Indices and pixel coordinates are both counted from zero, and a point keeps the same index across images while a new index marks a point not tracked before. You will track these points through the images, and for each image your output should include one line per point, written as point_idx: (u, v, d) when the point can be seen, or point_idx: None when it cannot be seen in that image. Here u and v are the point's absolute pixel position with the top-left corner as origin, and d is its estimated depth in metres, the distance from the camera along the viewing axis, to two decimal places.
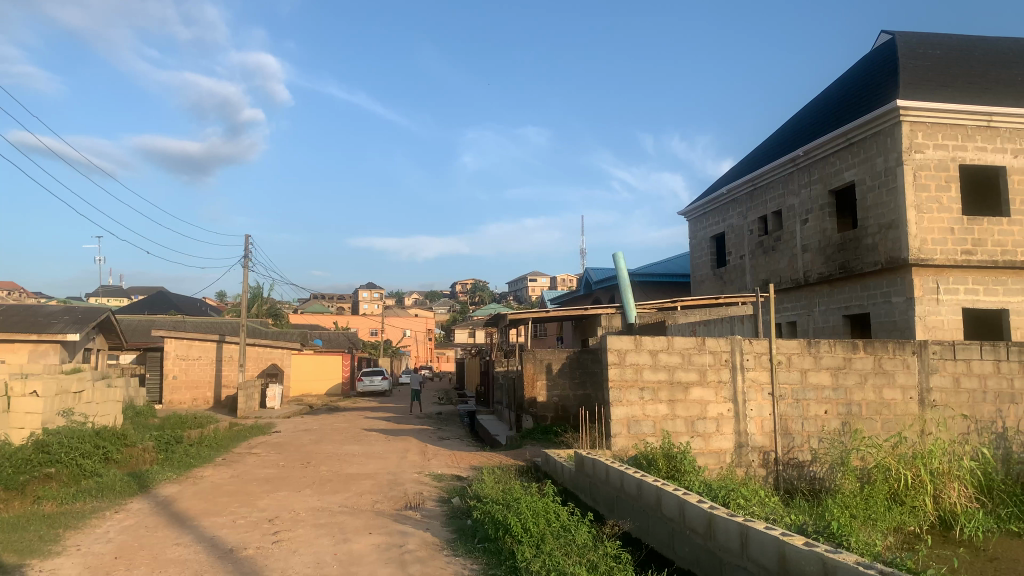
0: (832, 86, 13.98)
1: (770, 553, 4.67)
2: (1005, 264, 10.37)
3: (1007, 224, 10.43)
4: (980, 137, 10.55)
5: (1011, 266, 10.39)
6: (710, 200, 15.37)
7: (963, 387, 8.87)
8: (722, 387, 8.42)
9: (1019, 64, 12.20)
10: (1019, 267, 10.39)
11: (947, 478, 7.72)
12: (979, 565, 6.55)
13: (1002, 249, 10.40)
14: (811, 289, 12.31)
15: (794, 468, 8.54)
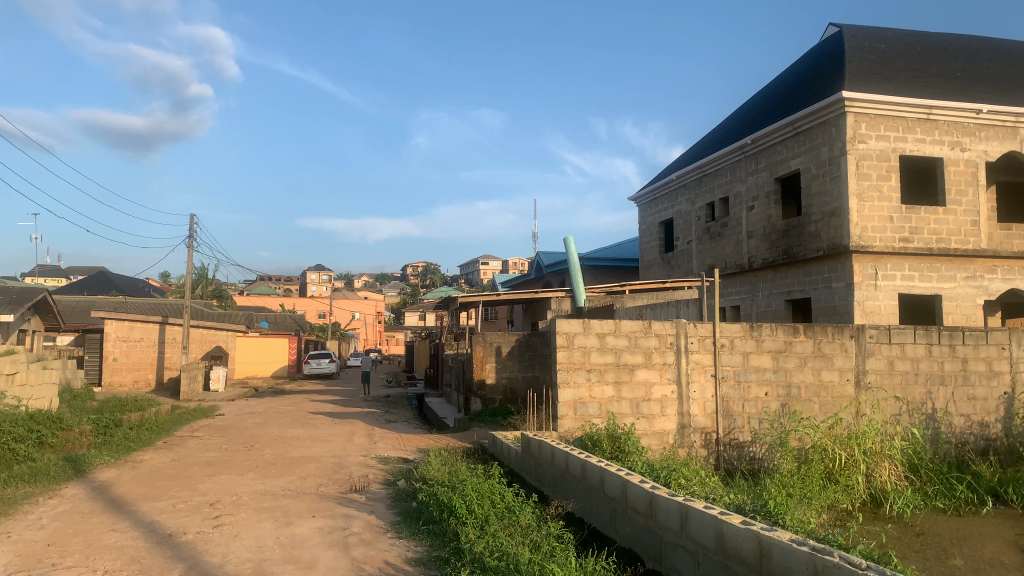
0: (780, 76, 14.20)
1: (707, 531, 4.78)
2: (939, 252, 10.71)
3: (942, 214, 10.79)
4: (920, 129, 10.82)
5: (945, 254, 10.75)
6: (659, 186, 15.54)
7: (897, 369, 9.17)
8: (666, 369, 8.57)
9: (957, 59, 12.57)
10: (952, 255, 10.76)
11: (879, 458, 8.02)
12: (907, 540, 6.82)
13: (937, 238, 10.75)
14: (755, 274, 12.57)
15: (735, 448, 8.76)
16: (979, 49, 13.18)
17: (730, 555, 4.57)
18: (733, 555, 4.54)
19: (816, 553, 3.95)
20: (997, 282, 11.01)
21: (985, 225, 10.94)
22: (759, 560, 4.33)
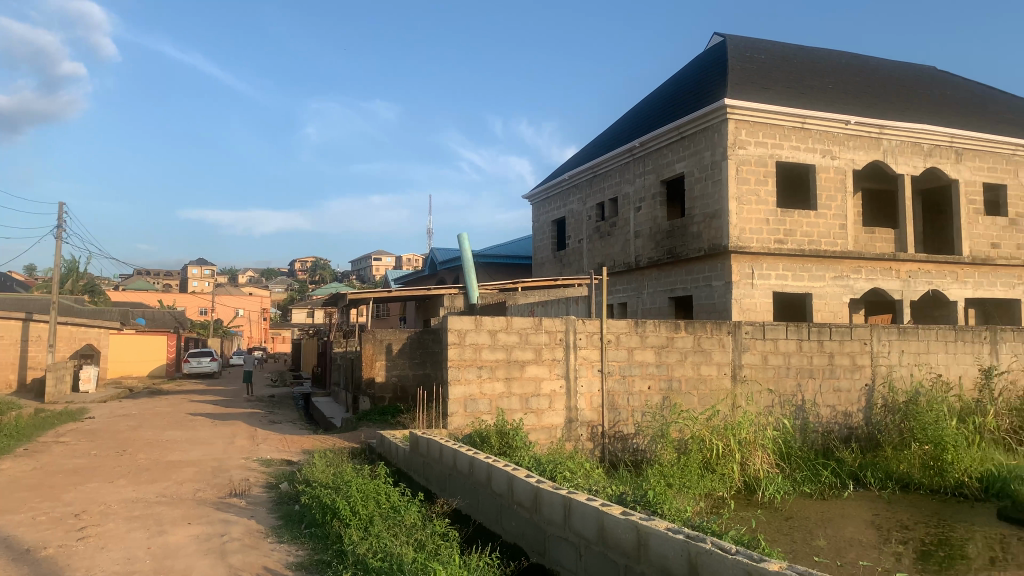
0: (668, 83, 14.74)
1: (589, 522, 4.91)
2: (810, 253, 11.41)
3: (812, 217, 11.50)
4: (794, 138, 11.45)
5: (815, 255, 11.46)
6: (551, 186, 15.79)
7: (771, 363, 9.71)
8: (556, 364, 8.73)
9: (827, 72, 13.43)
10: (821, 256, 11.48)
11: (753, 447, 8.49)
12: (775, 523, 7.25)
13: (808, 240, 11.45)
14: (642, 272, 12.99)
15: (619, 441, 9.03)
16: (848, 66, 14.12)
17: (611, 546, 4.71)
18: (613, 545, 4.68)
19: (689, 540, 4.14)
20: (862, 281, 11.82)
21: (850, 228, 11.73)
22: (637, 549, 4.48)
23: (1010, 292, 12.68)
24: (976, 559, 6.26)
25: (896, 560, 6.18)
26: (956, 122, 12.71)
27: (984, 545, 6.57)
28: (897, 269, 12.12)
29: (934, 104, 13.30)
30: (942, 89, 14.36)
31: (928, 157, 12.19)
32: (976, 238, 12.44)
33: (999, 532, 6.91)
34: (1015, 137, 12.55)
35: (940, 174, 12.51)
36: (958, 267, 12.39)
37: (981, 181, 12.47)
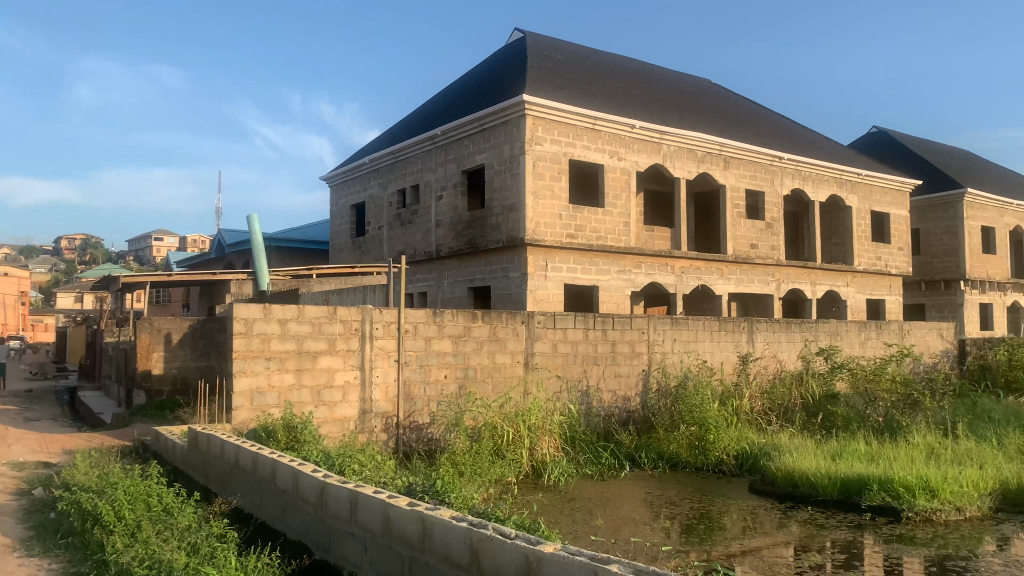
0: (470, 73, 14.93)
1: (375, 515, 4.87)
2: (598, 247, 12.13)
3: (601, 214, 12.22)
4: (586, 138, 12.06)
5: (603, 250, 12.19)
6: (350, 169, 15.40)
7: (560, 351, 10.19)
8: (351, 355, 8.55)
9: (616, 77, 14.32)
10: (608, 251, 12.24)
11: (541, 432, 8.88)
12: (557, 506, 7.66)
13: (596, 235, 12.16)
14: (442, 262, 13.10)
15: (414, 431, 9.04)
16: (636, 73, 15.10)
17: (396, 539, 4.70)
18: (398, 538, 4.68)
19: (473, 527, 4.23)
20: (642, 275, 12.77)
21: (634, 226, 12.62)
22: (421, 540, 4.52)
23: (764, 288, 14.31)
24: (733, 528, 6.74)
25: (664, 534, 6.73)
26: (725, 132, 14.04)
27: (742, 515, 7.01)
28: (673, 265, 13.21)
29: (708, 115, 14.61)
30: (714, 101, 15.79)
31: (701, 163, 13.38)
32: (738, 238, 13.87)
33: (756, 505, 7.18)
34: (772, 149, 14.11)
35: (711, 179, 13.78)
36: (723, 264, 13.75)
37: (744, 187, 13.91)
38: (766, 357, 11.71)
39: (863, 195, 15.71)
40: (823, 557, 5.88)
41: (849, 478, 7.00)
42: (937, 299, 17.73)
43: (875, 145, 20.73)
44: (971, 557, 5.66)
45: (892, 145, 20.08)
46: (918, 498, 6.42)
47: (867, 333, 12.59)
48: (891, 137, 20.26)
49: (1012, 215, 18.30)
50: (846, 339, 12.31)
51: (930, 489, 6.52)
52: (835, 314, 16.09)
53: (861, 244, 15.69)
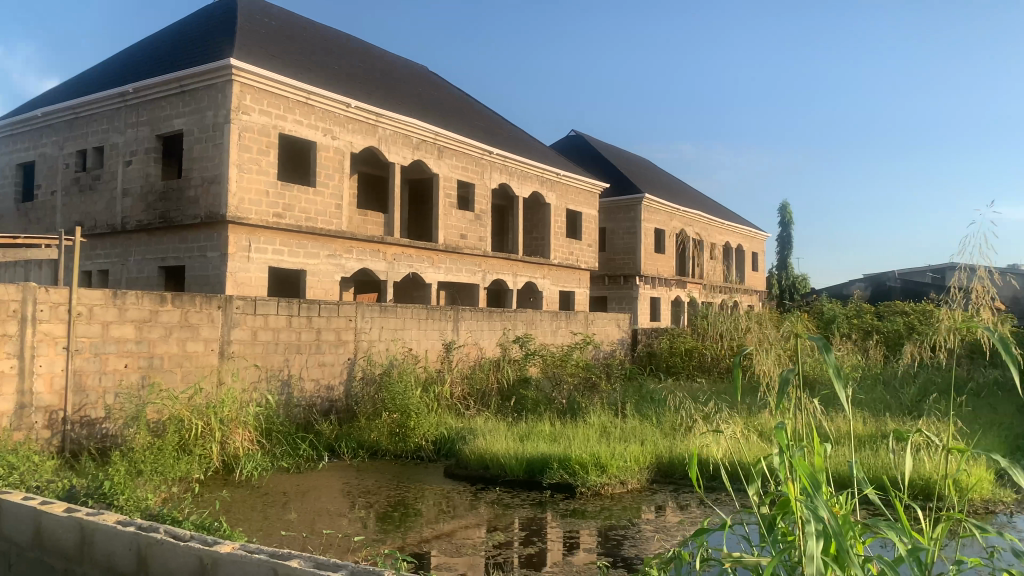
0: (171, 28, 13.49)
1: (24, 527, 4.03)
2: (307, 229, 11.58)
3: (312, 193, 11.69)
4: (298, 112, 11.40)
5: (312, 232, 11.67)
6: (15, 121, 13.10)
7: (259, 339, 9.40)
8: (5, 341, 7.18)
9: (334, 53, 13.83)
10: (317, 234, 11.75)
11: (233, 425, 8.20)
12: (249, 501, 7.08)
13: (305, 216, 11.61)
14: (129, 237, 11.73)
15: (85, 427, 7.81)
16: (355, 52, 14.74)
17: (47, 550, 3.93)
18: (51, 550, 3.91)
19: (140, 531, 3.65)
20: (353, 261, 12.45)
21: (345, 210, 12.30)
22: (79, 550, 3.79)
23: (471, 278, 14.70)
24: (428, 513, 6.74)
25: (360, 524, 6.52)
26: (441, 121, 14.12)
27: (436, 500, 7.02)
28: (384, 252, 13.03)
29: (424, 102, 14.63)
30: (430, 90, 15.83)
31: (416, 150, 13.34)
32: (448, 228, 14.07)
33: (450, 488, 7.27)
34: (483, 143, 14.51)
35: (424, 166, 13.80)
36: (433, 253, 13.86)
37: (455, 178, 14.13)
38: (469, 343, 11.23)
39: (561, 194, 16.81)
40: (506, 535, 6.11)
41: (534, 458, 7.36)
42: (618, 291, 19.21)
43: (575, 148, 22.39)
44: (632, 525, 6.26)
45: (589, 150, 21.78)
46: (591, 475, 6.95)
47: (559, 322, 13.05)
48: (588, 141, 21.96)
49: (681, 220, 20.72)
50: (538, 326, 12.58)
51: (600, 465, 7.10)
52: (532, 305, 16.88)
53: (557, 239, 16.72)
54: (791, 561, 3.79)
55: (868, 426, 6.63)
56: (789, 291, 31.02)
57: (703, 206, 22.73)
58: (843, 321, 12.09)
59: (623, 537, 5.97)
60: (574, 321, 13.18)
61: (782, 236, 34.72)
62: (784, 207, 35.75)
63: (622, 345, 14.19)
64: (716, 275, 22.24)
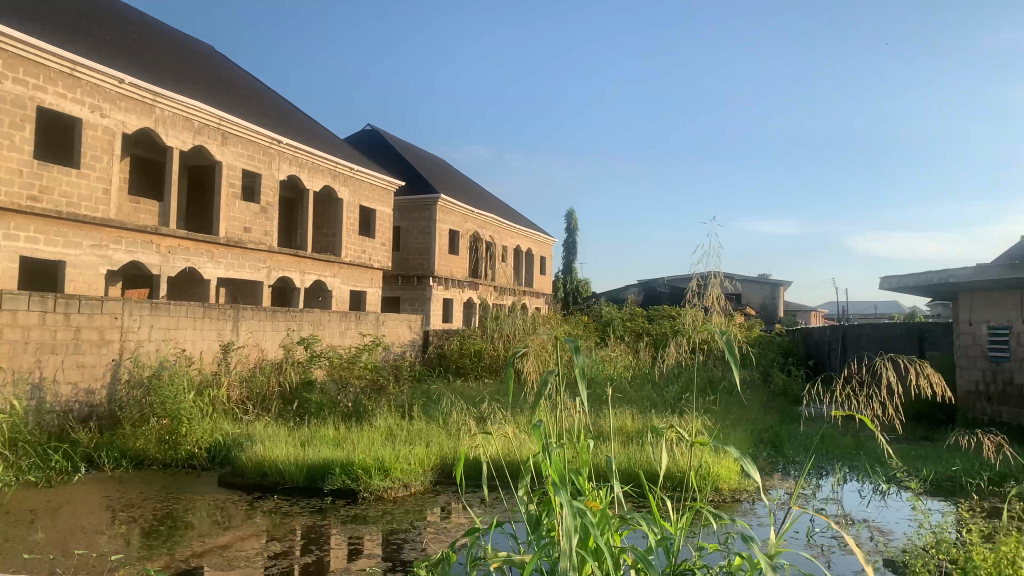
0: None
1: None
2: (67, 216, 9.97)
3: (75, 175, 10.11)
4: (61, 84, 9.79)
5: (73, 219, 10.07)
6: None
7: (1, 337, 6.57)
8: None
9: (103, 19, 12.11)
10: (80, 221, 10.16)
11: None
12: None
13: (66, 201, 10.00)
14: None
15: None
16: (128, 20, 13.02)
17: None
18: None
19: None
20: (121, 253, 10.84)
21: (115, 194, 10.75)
22: None
23: (255, 275, 13.26)
24: (200, 525, 5.63)
25: (123, 542, 5.16)
26: (226, 105, 12.69)
27: (206, 511, 5.91)
28: (158, 244, 11.46)
29: (208, 82, 13.15)
30: (218, 71, 14.33)
31: (196, 135, 11.91)
32: (230, 220, 12.66)
33: (221, 498, 6.19)
34: (271, 130, 13.20)
35: (205, 152, 12.31)
36: (213, 246, 12.34)
37: (240, 167, 12.77)
38: (249, 346, 8.94)
39: (354, 189, 15.85)
40: (285, 545, 5.30)
41: (315, 463, 6.63)
42: (411, 292, 18.73)
43: (372, 144, 21.79)
44: (417, 528, 5.72)
45: (386, 146, 21.28)
46: (374, 478, 6.37)
47: (348, 322, 10.62)
48: (386, 138, 21.51)
49: (473, 222, 20.72)
50: (328, 330, 10.28)
51: (384, 469, 6.54)
52: (320, 305, 15.74)
53: (350, 236, 15.74)
54: (550, 554, 3.83)
55: (635, 422, 7.10)
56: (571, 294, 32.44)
57: (494, 209, 23.10)
58: (617, 325, 13.10)
59: (406, 541, 5.43)
60: (367, 323, 11.03)
61: (568, 241, 36.44)
62: (569, 213, 37.87)
63: (415, 350, 11.96)
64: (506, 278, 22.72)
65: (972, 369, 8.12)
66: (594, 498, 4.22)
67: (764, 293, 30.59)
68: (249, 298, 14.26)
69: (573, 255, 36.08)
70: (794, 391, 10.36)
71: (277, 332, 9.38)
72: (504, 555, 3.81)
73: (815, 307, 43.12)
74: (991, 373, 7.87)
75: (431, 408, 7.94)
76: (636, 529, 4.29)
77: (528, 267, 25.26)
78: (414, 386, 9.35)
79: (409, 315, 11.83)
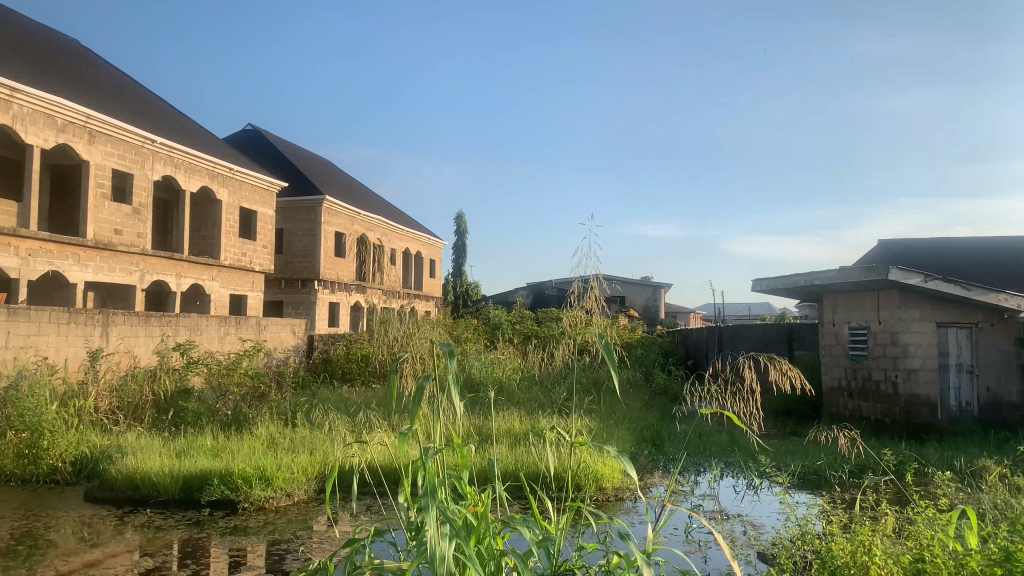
0: None
1: None
2: None
3: None
4: None
5: None
6: None
7: None
8: None
9: None
10: None
11: None
12: None
13: None
14: None
15: None
16: None
17: None
18: None
19: None
20: None
21: None
22: None
23: (127, 279, 12.64)
24: (64, 543, 4.93)
25: None
26: (93, 102, 12.01)
27: (69, 529, 5.21)
28: (16, 246, 10.66)
29: (73, 77, 12.35)
30: (82, 66, 13.51)
31: (61, 132, 11.13)
32: (99, 222, 12.02)
33: (87, 514, 5.54)
34: (144, 129, 12.69)
35: (70, 151, 11.59)
36: (80, 249, 11.66)
37: (110, 166, 12.14)
38: (119, 352, 8.52)
39: (233, 190, 15.46)
40: (159, 561, 4.63)
41: (192, 474, 6.04)
42: (295, 296, 18.45)
43: (253, 143, 21.18)
44: (302, 538, 5.09)
45: (269, 146, 20.75)
46: (255, 487, 5.80)
47: (228, 327, 10.37)
48: (268, 138, 20.98)
49: (360, 224, 20.51)
50: (206, 335, 9.96)
51: (265, 478, 5.97)
52: (198, 309, 15.28)
53: (229, 238, 15.37)
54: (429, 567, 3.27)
55: (521, 424, 7.17)
56: (461, 297, 32.29)
57: (382, 211, 22.97)
58: (506, 327, 13.68)
59: (291, 551, 4.82)
60: (247, 328, 10.82)
61: (458, 244, 36.36)
62: (459, 216, 37.54)
63: (299, 355, 11.90)
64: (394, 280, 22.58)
65: (836, 366, 8.97)
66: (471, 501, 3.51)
67: (647, 293, 31.27)
68: (120, 303, 13.59)
69: (464, 258, 36.11)
70: (674, 389, 10.98)
71: (150, 338, 8.97)
72: (382, 563, 3.11)
73: (695, 307, 44.98)
74: (851, 370, 8.67)
75: (313, 413, 7.80)
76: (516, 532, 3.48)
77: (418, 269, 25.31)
78: (297, 393, 9.22)
79: (292, 320, 11.75)
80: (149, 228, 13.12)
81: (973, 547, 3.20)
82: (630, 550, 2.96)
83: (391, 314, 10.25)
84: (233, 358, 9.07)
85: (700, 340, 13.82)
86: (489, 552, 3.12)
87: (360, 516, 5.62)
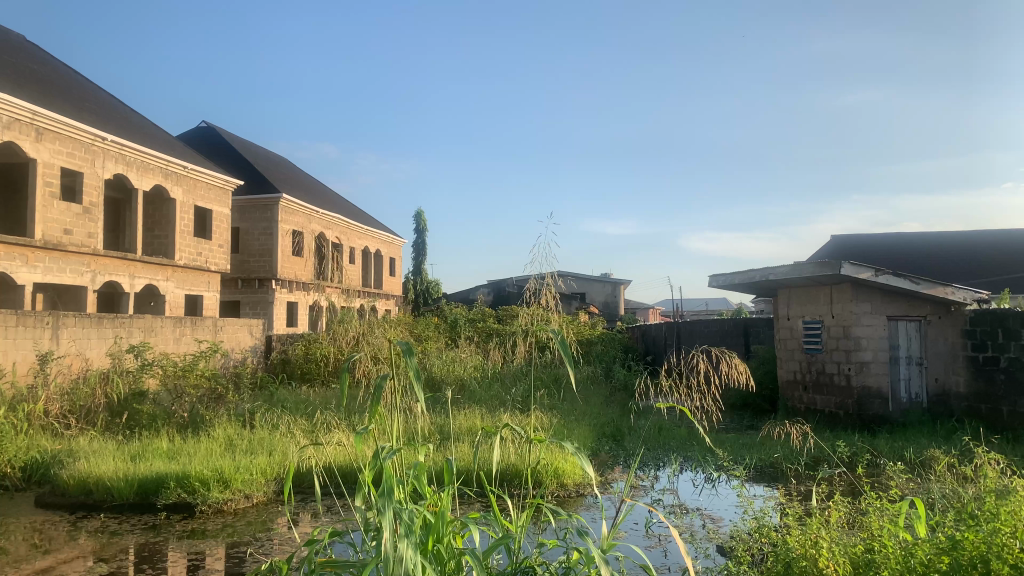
0: None
1: None
2: None
3: None
4: None
5: None
6: None
7: None
8: None
9: None
10: None
11: None
12: None
13: None
14: None
15: None
16: None
17: None
18: None
19: None
20: None
21: None
22: None
23: (77, 279, 12.40)
24: (15, 550, 4.75)
25: None
26: (38, 99, 11.72)
27: (21, 535, 5.05)
28: None
29: (18, 74, 12.03)
30: (26, 60, 13.14)
31: (6, 131, 10.84)
32: (47, 221, 11.74)
33: (38, 520, 5.37)
34: (93, 127, 12.45)
35: (16, 149, 11.31)
36: (28, 249, 11.43)
37: (59, 164, 11.88)
38: (70, 356, 8.35)
39: (187, 188, 15.24)
40: (114, 566, 4.48)
41: (148, 477, 5.87)
42: (252, 296, 18.27)
43: (207, 140, 20.84)
44: (262, 539, 4.95)
45: (224, 144, 20.43)
46: (212, 489, 5.66)
47: (184, 328, 10.28)
48: (223, 136, 20.67)
49: (317, 223, 20.30)
50: (161, 337, 9.84)
51: (223, 481, 5.82)
52: (152, 310, 15.04)
53: (183, 238, 15.16)
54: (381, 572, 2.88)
55: (483, 421, 7.15)
56: (421, 295, 32.12)
57: (340, 209, 22.78)
58: (465, 326, 13.70)
59: (250, 552, 4.69)
60: (202, 329, 10.69)
61: (419, 242, 36.14)
62: (417, 212, 37.01)
63: (256, 355, 11.84)
64: (353, 279, 22.41)
65: (792, 360, 9.11)
66: (430, 504, 3.10)
67: (607, 291, 31.36)
68: (70, 304, 13.35)
69: (423, 256, 35.94)
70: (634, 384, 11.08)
71: (103, 339, 8.84)
72: (342, 563, 2.84)
73: (655, 306, 45.33)
74: (806, 363, 8.81)
75: (271, 413, 7.77)
76: (478, 532, 3.25)
77: (377, 268, 25.20)
78: (255, 394, 9.12)
79: (249, 320, 11.68)
80: (100, 227, 12.87)
81: (921, 536, 3.16)
82: (586, 544, 2.72)
83: (349, 312, 10.18)
84: (189, 360, 9.00)
85: (658, 335, 14.00)
86: (448, 552, 2.81)
87: (321, 515, 5.48)
